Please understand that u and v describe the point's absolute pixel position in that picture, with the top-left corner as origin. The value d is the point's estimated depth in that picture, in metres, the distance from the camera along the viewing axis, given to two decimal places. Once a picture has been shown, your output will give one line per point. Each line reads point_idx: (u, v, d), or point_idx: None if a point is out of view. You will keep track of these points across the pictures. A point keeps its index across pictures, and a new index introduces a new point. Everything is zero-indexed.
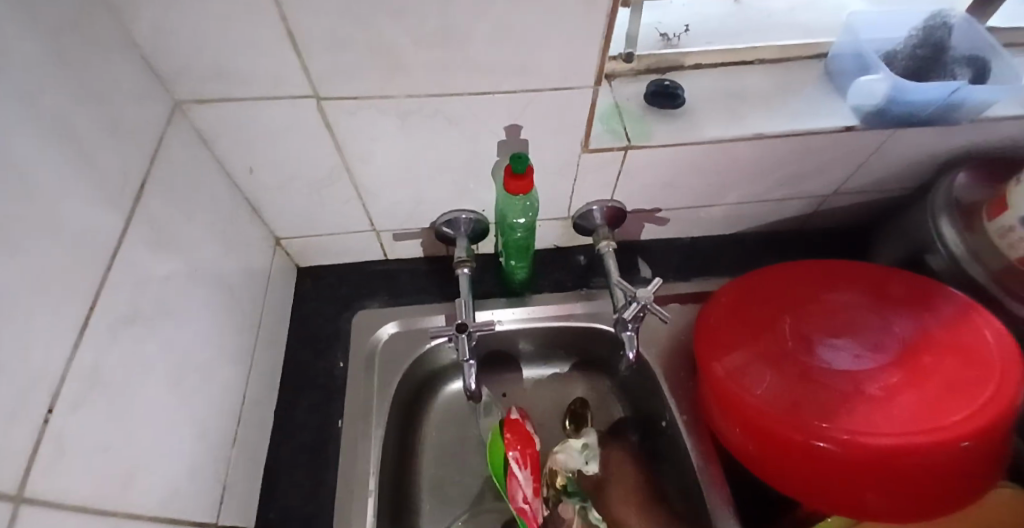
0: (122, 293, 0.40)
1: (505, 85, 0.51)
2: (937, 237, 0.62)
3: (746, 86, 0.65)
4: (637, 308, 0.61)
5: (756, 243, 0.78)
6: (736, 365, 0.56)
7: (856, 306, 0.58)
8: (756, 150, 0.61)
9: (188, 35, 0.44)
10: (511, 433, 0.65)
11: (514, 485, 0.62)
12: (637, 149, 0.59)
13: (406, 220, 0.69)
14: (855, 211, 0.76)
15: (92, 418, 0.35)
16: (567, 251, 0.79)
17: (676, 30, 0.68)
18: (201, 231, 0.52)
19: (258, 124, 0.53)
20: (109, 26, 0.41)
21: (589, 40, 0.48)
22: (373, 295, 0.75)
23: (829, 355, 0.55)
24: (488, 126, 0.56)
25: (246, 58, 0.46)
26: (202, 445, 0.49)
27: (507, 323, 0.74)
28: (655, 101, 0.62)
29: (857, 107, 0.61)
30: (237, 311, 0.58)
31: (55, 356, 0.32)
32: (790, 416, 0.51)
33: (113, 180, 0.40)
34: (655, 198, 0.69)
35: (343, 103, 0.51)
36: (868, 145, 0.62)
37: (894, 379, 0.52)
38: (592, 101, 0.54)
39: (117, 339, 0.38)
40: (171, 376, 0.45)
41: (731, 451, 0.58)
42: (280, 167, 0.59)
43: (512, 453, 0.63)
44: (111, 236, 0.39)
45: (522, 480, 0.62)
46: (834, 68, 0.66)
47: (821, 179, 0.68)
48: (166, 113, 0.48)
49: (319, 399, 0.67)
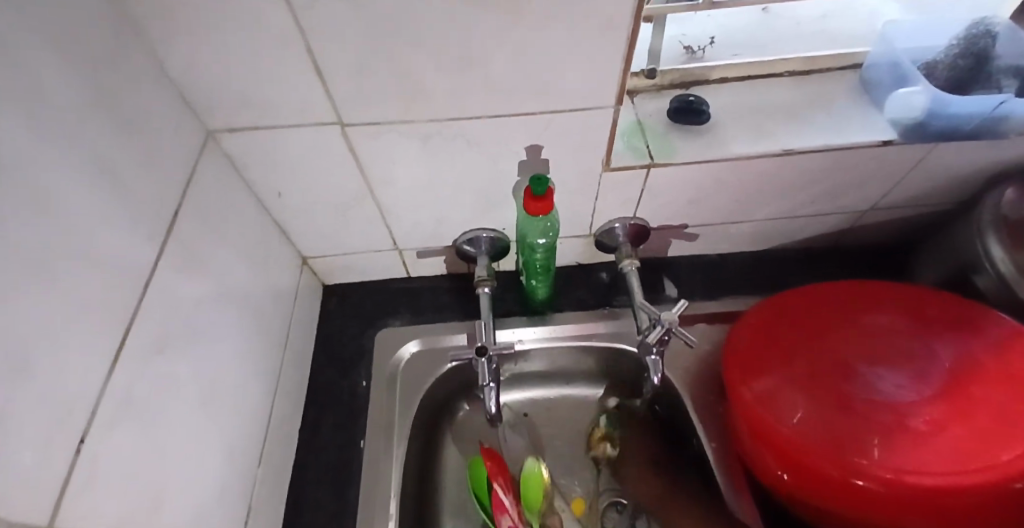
0: (154, 318, 0.41)
1: (525, 106, 0.51)
2: (985, 256, 0.58)
3: (774, 101, 0.63)
4: (662, 331, 0.59)
5: (788, 261, 0.75)
6: (766, 392, 0.54)
7: (896, 330, 0.55)
8: (786, 166, 0.59)
9: (219, 67, 0.46)
10: (492, 462, 0.65)
11: (501, 514, 0.60)
12: (659, 166, 0.58)
13: (428, 239, 0.70)
14: (895, 228, 0.73)
15: (124, 443, 0.36)
16: (588, 268, 0.78)
17: (701, 42, 0.66)
18: (231, 256, 0.53)
19: (283, 150, 0.55)
20: (145, 61, 0.43)
21: (610, 62, 0.47)
22: (396, 313, 0.75)
23: (866, 383, 0.52)
24: (508, 147, 0.56)
25: (273, 89, 0.48)
26: (229, 464, 0.50)
27: (528, 342, 0.73)
28: (678, 118, 0.61)
29: (894, 119, 0.59)
30: (265, 332, 0.60)
31: (90, 382, 0.33)
32: (824, 449, 0.49)
33: (147, 211, 0.41)
34: (680, 215, 0.67)
35: (365, 128, 0.52)
36: (907, 160, 0.60)
37: (939, 411, 0.49)
38: (612, 120, 0.54)
39: (149, 365, 0.40)
40: (199, 398, 0.46)
41: (761, 478, 0.56)
42: (306, 190, 0.60)
43: (496, 481, 0.63)
44: (144, 264, 0.40)
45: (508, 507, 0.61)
46: (869, 80, 0.62)
47: (857, 194, 0.65)
48: (199, 141, 0.50)
49: (343, 418, 0.67)
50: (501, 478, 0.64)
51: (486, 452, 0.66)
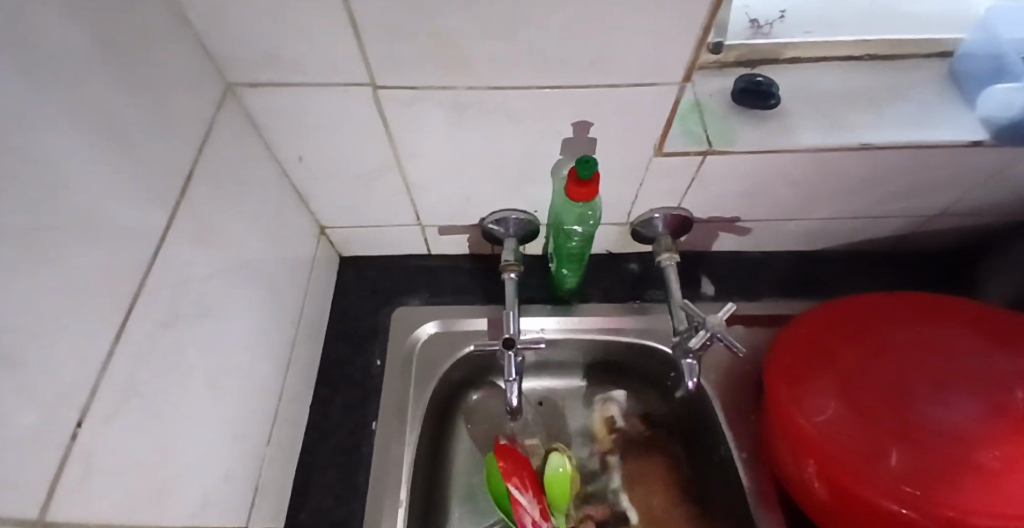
0: (162, 294, 0.37)
1: (579, 79, 0.46)
2: None
3: (848, 87, 0.57)
4: (705, 336, 0.55)
5: (837, 264, 0.70)
6: (815, 407, 0.50)
7: (966, 352, 0.51)
8: (857, 163, 0.53)
9: (242, 15, 0.40)
10: (506, 462, 0.63)
11: (522, 512, 0.61)
12: (717, 154, 0.52)
13: (454, 216, 0.65)
14: (961, 236, 0.67)
15: (125, 431, 0.33)
16: (620, 256, 0.73)
17: (770, 16, 0.58)
18: (246, 225, 0.49)
19: (307, 112, 0.50)
20: (162, 4, 0.38)
21: (682, 35, 0.42)
22: (414, 291, 0.72)
23: (929, 408, 0.48)
24: (553, 124, 0.51)
25: (299, 43, 0.42)
26: (236, 448, 0.47)
27: (552, 333, 0.69)
28: (742, 99, 0.55)
29: (989, 116, 0.53)
30: (279, 306, 0.56)
31: (86, 368, 0.30)
32: (873, 474, 0.46)
33: (156, 173, 0.37)
34: (729, 209, 0.62)
35: (398, 93, 0.47)
36: (993, 163, 0.54)
37: (1012, 446, 0.44)
38: (674, 100, 0.48)
39: (154, 345, 0.36)
40: (209, 379, 0.43)
41: (796, 495, 0.54)
42: (329, 157, 0.55)
43: (512, 482, 0.62)
44: (152, 233, 0.36)
45: (528, 506, 0.61)
46: (961, 70, 0.57)
47: (928, 197, 0.59)
48: (217, 97, 0.45)
49: (355, 398, 0.64)
50: (516, 476, 0.63)
51: (499, 450, 0.64)
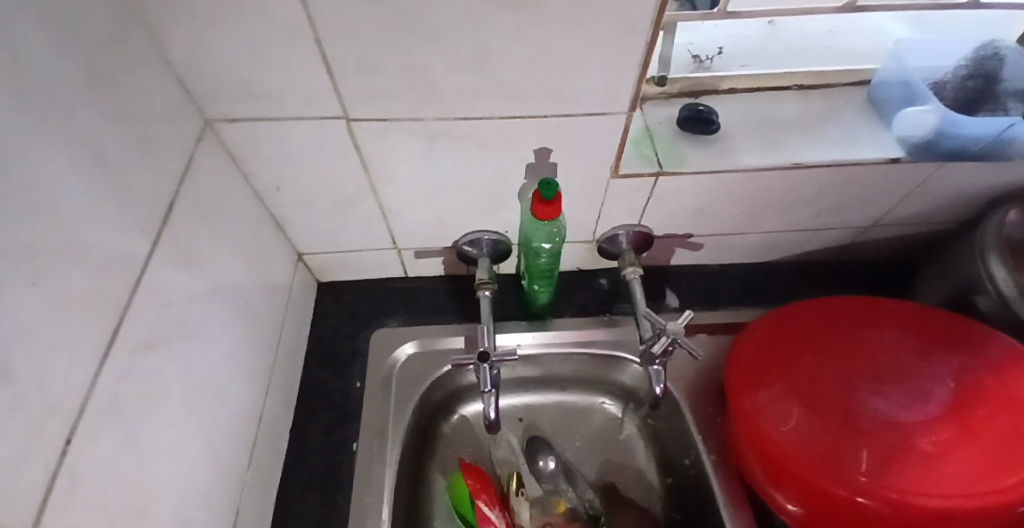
0: (144, 317, 0.39)
1: (537, 109, 0.50)
2: (986, 275, 0.58)
3: (782, 112, 0.63)
4: (666, 342, 0.59)
5: (789, 273, 0.75)
6: (771, 405, 0.54)
7: (902, 349, 0.56)
8: (794, 179, 0.59)
9: (222, 56, 0.44)
10: (473, 480, 0.63)
11: None
12: (668, 175, 0.57)
13: (428, 239, 0.68)
14: (895, 244, 0.74)
15: (107, 449, 0.34)
16: (589, 273, 0.77)
17: (710, 52, 0.65)
18: (225, 251, 0.51)
19: (285, 144, 0.53)
20: (146, 47, 0.41)
21: (625, 67, 0.47)
22: (392, 313, 0.74)
23: (873, 401, 0.52)
24: (516, 150, 0.55)
25: (277, 79, 0.46)
26: (216, 470, 0.48)
27: (526, 348, 0.72)
28: (688, 126, 0.60)
29: (905, 137, 0.60)
30: (257, 330, 0.58)
31: (74, 385, 0.32)
32: (831, 467, 0.49)
33: (141, 203, 0.40)
34: (684, 224, 0.67)
35: (371, 124, 0.51)
36: (913, 177, 0.60)
37: (944, 432, 0.49)
38: (624, 127, 0.53)
39: (137, 366, 0.38)
40: (188, 399, 0.44)
41: (762, 494, 0.56)
42: (307, 186, 0.58)
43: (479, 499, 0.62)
44: (136, 259, 0.38)
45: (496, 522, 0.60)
46: (877, 96, 0.63)
47: (863, 209, 0.65)
48: (198, 131, 0.48)
49: (335, 420, 0.66)
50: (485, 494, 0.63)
51: (465, 469, 0.64)
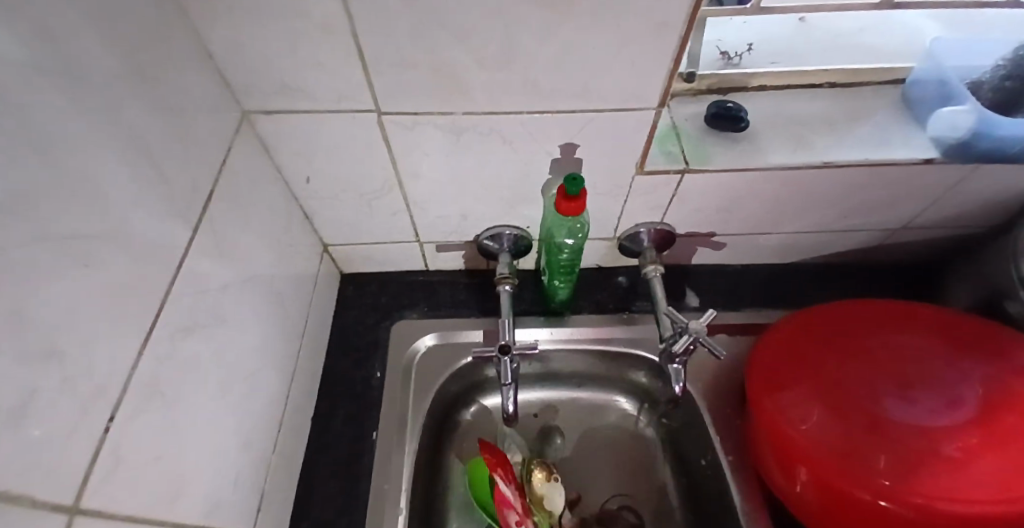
0: (182, 302, 0.40)
1: (564, 105, 0.50)
2: (1019, 280, 0.57)
3: (812, 111, 0.62)
4: (688, 340, 0.59)
5: (813, 274, 0.74)
6: (793, 407, 0.53)
7: (929, 352, 0.55)
8: (822, 179, 0.58)
9: (258, 49, 0.45)
10: (490, 452, 0.62)
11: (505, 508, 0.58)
12: (694, 173, 0.57)
13: (450, 233, 0.69)
14: (924, 247, 0.72)
15: (147, 429, 0.36)
16: (609, 270, 0.77)
17: (739, 49, 0.64)
18: (257, 241, 0.53)
19: (315, 136, 0.54)
20: (188, 40, 0.42)
21: (656, 65, 0.47)
22: (412, 306, 0.75)
23: (897, 406, 0.51)
24: (543, 146, 0.55)
25: (312, 73, 0.47)
26: (244, 454, 0.49)
27: (546, 343, 0.72)
28: (716, 123, 0.60)
29: (939, 137, 0.58)
30: (284, 319, 0.59)
31: (118, 366, 0.33)
32: (855, 470, 0.48)
33: (182, 192, 0.41)
34: (708, 223, 0.66)
35: (400, 118, 0.51)
36: (945, 180, 0.59)
37: (972, 437, 0.48)
38: (651, 124, 0.53)
39: (175, 350, 0.39)
40: (221, 384, 0.45)
41: (782, 497, 0.56)
42: (334, 178, 0.59)
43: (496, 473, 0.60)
44: (175, 246, 0.40)
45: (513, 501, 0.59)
46: (912, 95, 0.62)
47: (892, 211, 0.64)
48: (234, 123, 0.49)
49: (356, 409, 0.67)
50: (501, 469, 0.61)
51: (483, 442, 0.63)
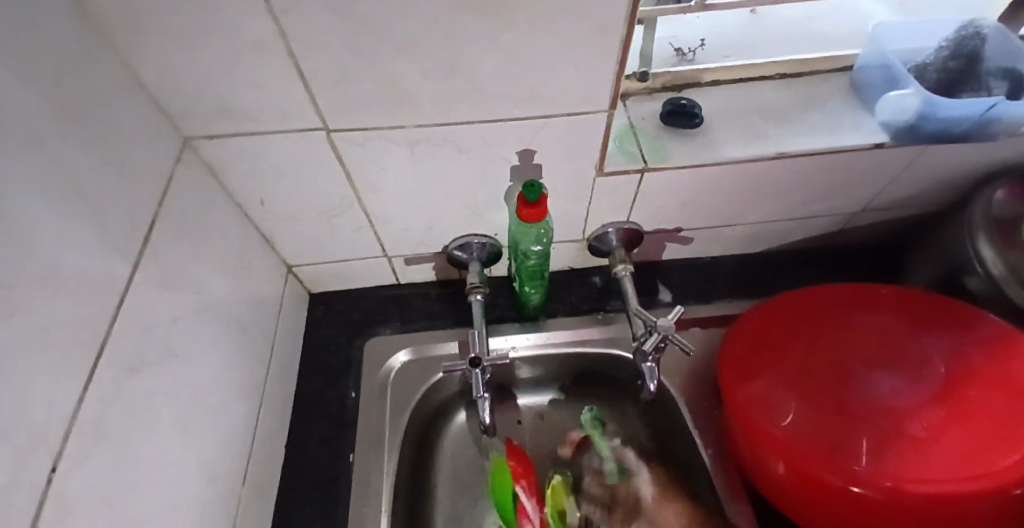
0: (128, 340, 0.39)
1: (515, 112, 0.50)
2: (974, 256, 0.58)
3: (765, 102, 0.63)
4: (658, 339, 0.59)
5: (780, 261, 0.75)
6: (763, 397, 0.54)
7: (892, 334, 0.56)
8: (778, 169, 0.59)
9: (195, 74, 0.43)
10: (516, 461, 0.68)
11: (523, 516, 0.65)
12: (653, 171, 0.57)
13: (417, 246, 0.68)
14: (884, 229, 0.74)
15: (96, 475, 0.34)
16: (582, 272, 0.77)
17: (692, 45, 0.66)
18: (211, 268, 0.51)
19: (266, 158, 0.53)
20: (118, 68, 0.41)
21: (602, 66, 0.47)
22: (385, 321, 0.74)
23: (863, 389, 0.52)
24: (499, 153, 0.55)
25: (254, 94, 0.46)
26: (210, 489, 0.48)
27: (522, 349, 0.72)
28: (671, 120, 0.60)
29: (887, 122, 0.59)
30: (247, 345, 0.57)
31: (58, 412, 0.31)
32: (825, 456, 0.49)
33: (120, 226, 0.39)
34: (672, 219, 0.66)
35: (350, 134, 0.50)
36: (897, 162, 0.60)
37: (936, 416, 0.50)
38: (606, 124, 0.53)
39: (123, 390, 0.38)
40: (178, 419, 0.44)
41: (760, 486, 0.56)
42: (291, 199, 0.58)
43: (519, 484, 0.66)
44: (115, 281, 0.38)
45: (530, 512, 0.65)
46: (860, 81, 0.63)
47: (850, 195, 0.65)
48: (176, 151, 0.48)
49: (331, 431, 0.65)
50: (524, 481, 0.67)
51: (512, 449, 0.69)
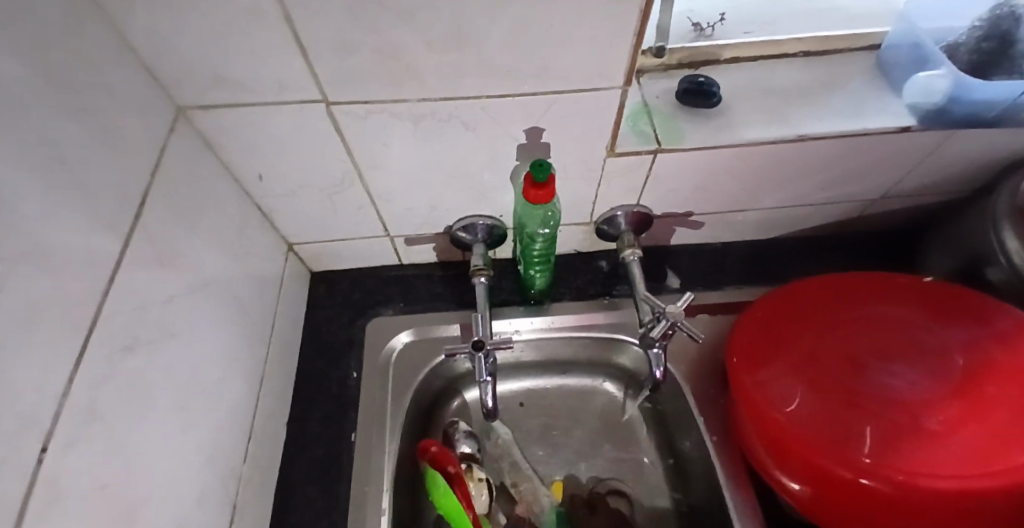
0: (121, 318, 0.37)
1: (524, 87, 0.48)
2: (998, 247, 0.56)
3: (787, 82, 0.60)
4: (666, 326, 0.58)
5: (792, 249, 0.73)
6: (772, 386, 0.52)
7: (910, 325, 0.54)
8: (797, 153, 0.56)
9: (188, 41, 0.41)
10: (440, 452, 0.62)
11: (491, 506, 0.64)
12: (667, 153, 0.55)
13: (421, 226, 0.66)
14: (902, 216, 0.71)
15: (89, 457, 0.33)
16: (589, 255, 0.75)
17: (711, 19, 0.62)
18: (207, 245, 0.50)
19: (265, 131, 0.51)
20: (106, 32, 0.39)
21: (618, 39, 0.44)
22: (387, 302, 0.73)
23: (876, 380, 0.51)
24: (507, 130, 0.52)
25: (249, 63, 0.43)
26: (208, 469, 0.47)
27: (525, 335, 0.71)
28: (687, 99, 0.57)
29: (915, 103, 0.56)
30: (246, 325, 0.56)
31: (46, 392, 0.30)
32: (833, 446, 0.48)
33: (111, 200, 0.38)
34: (684, 203, 0.64)
35: (352, 108, 0.48)
36: (923, 146, 0.57)
37: (951, 410, 0.48)
38: (619, 102, 0.50)
39: (116, 369, 0.36)
40: (174, 400, 0.43)
41: (766, 475, 0.55)
42: (291, 174, 0.56)
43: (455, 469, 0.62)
44: (106, 258, 0.37)
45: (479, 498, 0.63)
46: (887, 60, 0.60)
47: (869, 181, 0.63)
48: (169, 122, 0.46)
49: (332, 411, 0.65)
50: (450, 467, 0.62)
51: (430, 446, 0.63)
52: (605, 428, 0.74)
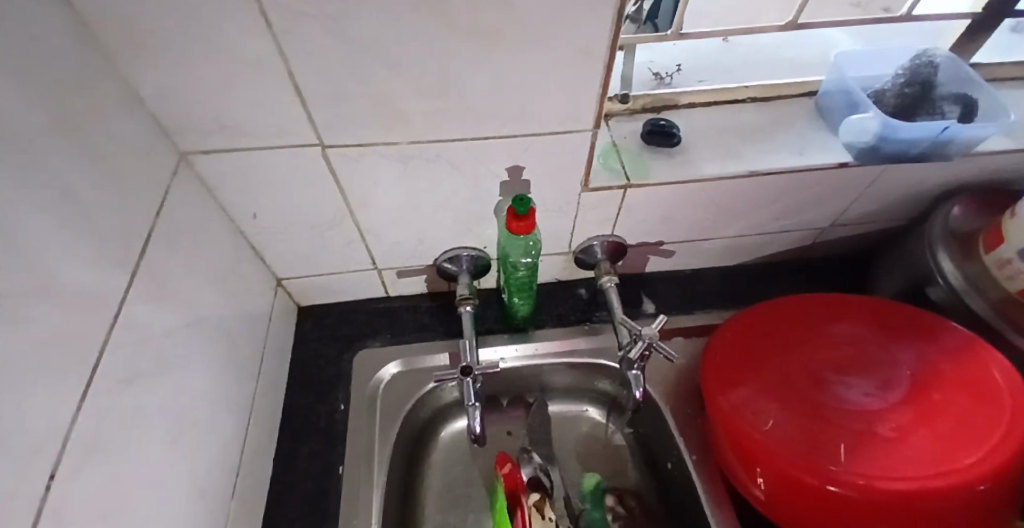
0: (123, 351, 0.39)
1: (504, 130, 0.52)
2: (935, 268, 0.62)
3: (740, 124, 0.66)
4: (643, 346, 0.61)
5: (757, 274, 0.79)
6: (744, 402, 0.56)
7: (864, 341, 0.59)
8: (752, 187, 0.62)
9: (195, 92, 0.45)
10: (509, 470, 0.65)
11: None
12: (636, 187, 0.60)
13: (408, 259, 0.69)
14: (853, 242, 0.78)
15: (90, 485, 0.34)
16: (568, 284, 0.79)
17: (670, 69, 0.69)
18: (203, 281, 0.52)
19: (261, 172, 0.54)
20: (118, 85, 0.42)
21: (586, 88, 0.49)
22: (374, 334, 0.74)
23: (837, 393, 0.55)
24: (490, 169, 0.57)
25: (250, 110, 0.47)
26: (198, 502, 0.48)
27: (511, 361, 0.73)
28: (652, 139, 0.63)
29: (849, 143, 0.64)
30: (237, 358, 0.57)
31: (55, 422, 0.32)
32: (802, 456, 0.51)
33: (117, 238, 0.40)
34: (655, 233, 0.69)
35: (345, 150, 0.52)
36: (862, 180, 0.64)
37: (904, 418, 0.53)
38: (591, 142, 0.55)
39: (116, 401, 0.38)
40: (168, 431, 0.44)
41: (743, 490, 0.57)
42: (284, 212, 0.59)
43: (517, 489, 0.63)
44: (111, 293, 0.39)
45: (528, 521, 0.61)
46: (824, 105, 0.68)
47: (818, 211, 0.69)
48: (171, 165, 0.49)
49: (320, 445, 0.65)
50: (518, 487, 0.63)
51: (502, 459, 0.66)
52: (591, 452, 0.75)
